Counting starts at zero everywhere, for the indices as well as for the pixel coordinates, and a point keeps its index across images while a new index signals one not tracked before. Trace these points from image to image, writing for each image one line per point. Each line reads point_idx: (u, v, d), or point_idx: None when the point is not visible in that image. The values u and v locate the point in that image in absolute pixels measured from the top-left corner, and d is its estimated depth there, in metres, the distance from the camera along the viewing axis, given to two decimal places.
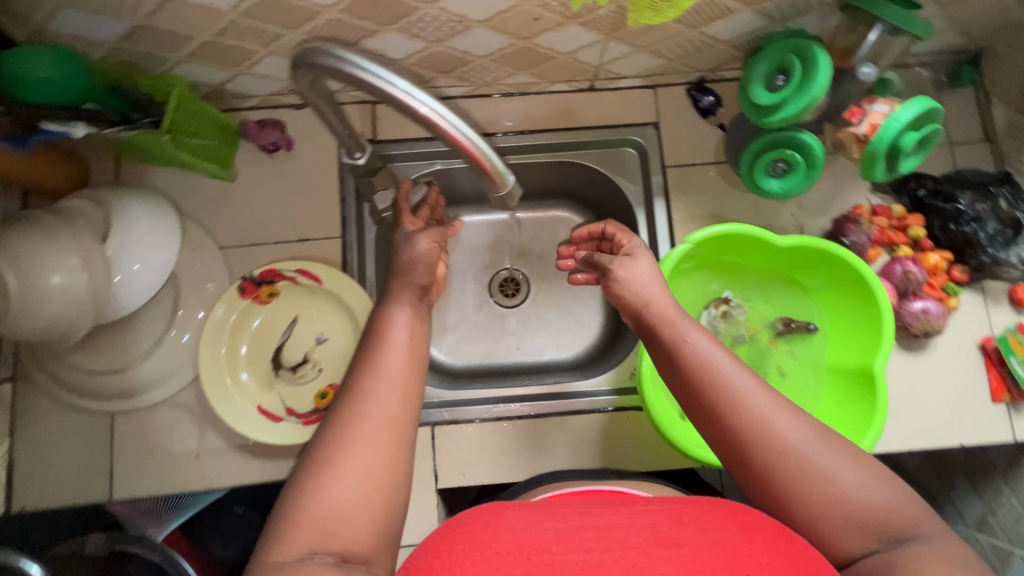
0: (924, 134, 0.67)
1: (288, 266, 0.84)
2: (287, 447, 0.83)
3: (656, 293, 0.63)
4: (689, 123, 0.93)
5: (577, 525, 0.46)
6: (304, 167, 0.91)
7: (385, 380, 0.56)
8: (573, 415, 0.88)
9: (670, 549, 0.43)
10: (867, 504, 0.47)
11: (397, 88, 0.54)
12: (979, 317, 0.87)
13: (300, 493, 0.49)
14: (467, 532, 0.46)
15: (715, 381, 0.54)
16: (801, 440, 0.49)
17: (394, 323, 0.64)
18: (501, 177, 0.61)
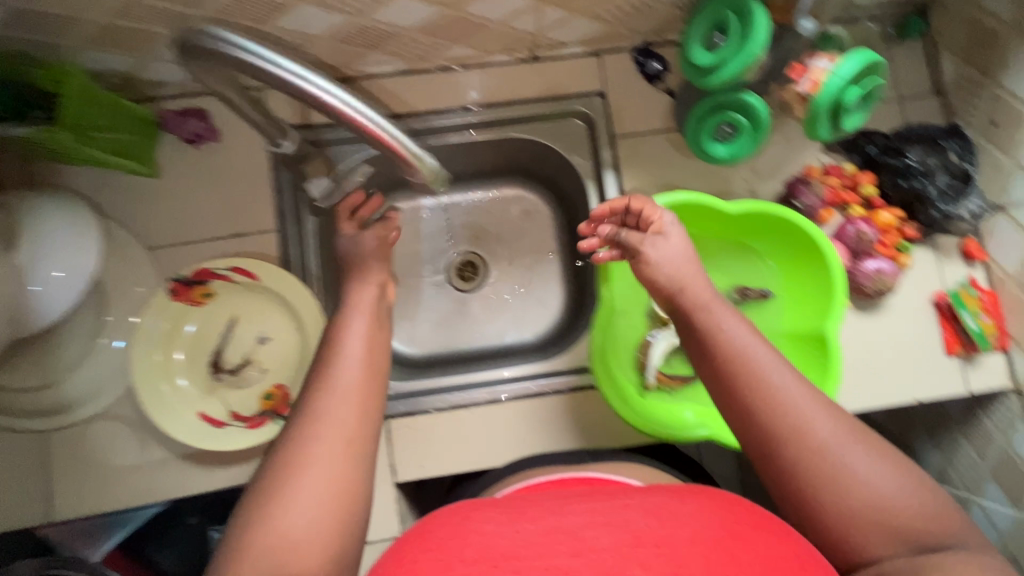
0: (865, 89, 0.64)
1: (220, 264, 0.79)
2: (234, 453, 0.80)
3: (690, 277, 0.64)
4: (636, 90, 0.89)
5: (549, 526, 0.45)
6: (233, 157, 0.86)
7: (333, 396, 0.54)
8: (532, 399, 0.85)
9: (646, 549, 0.42)
10: (902, 509, 0.48)
11: (284, 69, 0.51)
12: (932, 272, 0.87)
13: (248, 519, 0.46)
14: (433, 543, 0.44)
15: (746, 374, 0.54)
16: (838, 439, 0.50)
17: (345, 333, 0.62)
18: (418, 160, 0.56)
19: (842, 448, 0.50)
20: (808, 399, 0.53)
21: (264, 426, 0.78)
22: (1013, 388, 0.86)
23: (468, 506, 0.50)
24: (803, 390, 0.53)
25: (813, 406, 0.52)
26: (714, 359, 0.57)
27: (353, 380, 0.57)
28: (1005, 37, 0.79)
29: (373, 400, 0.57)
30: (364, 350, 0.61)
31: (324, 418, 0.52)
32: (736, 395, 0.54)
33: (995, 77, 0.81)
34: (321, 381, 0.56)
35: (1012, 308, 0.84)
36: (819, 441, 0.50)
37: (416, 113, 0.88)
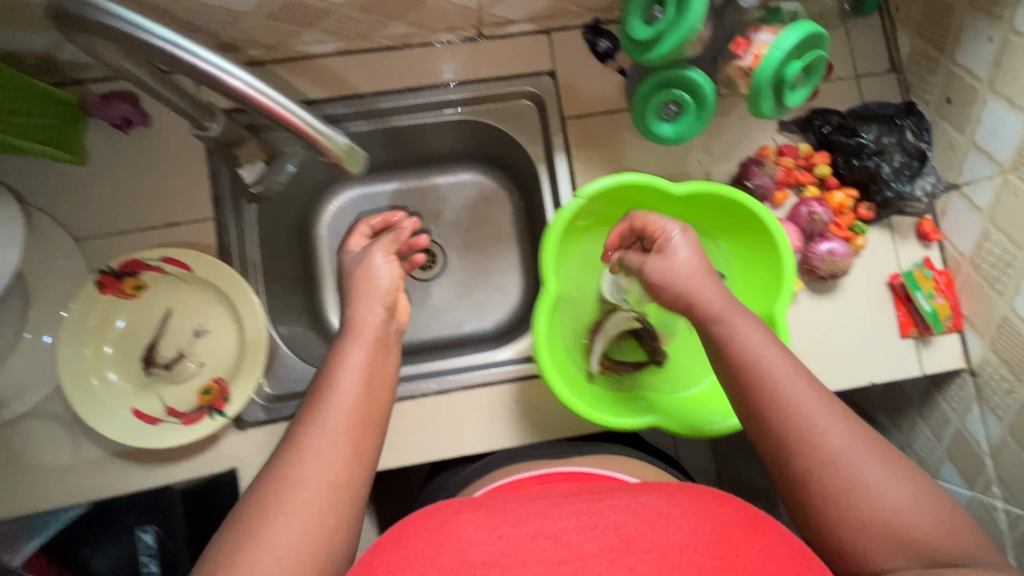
0: (808, 62, 0.61)
1: (151, 254, 0.76)
2: (173, 449, 0.77)
3: (701, 286, 0.62)
4: (587, 69, 0.86)
5: (534, 529, 0.46)
6: (164, 143, 0.82)
7: (334, 415, 0.55)
8: (481, 389, 0.82)
9: (635, 555, 0.43)
10: (914, 528, 0.48)
11: (174, 45, 0.47)
12: (888, 253, 0.86)
13: (243, 538, 0.46)
14: (411, 548, 0.46)
15: (763, 386, 0.55)
16: (849, 452, 0.51)
17: (351, 351, 0.62)
18: (329, 140, 0.54)
19: (854, 457, 0.51)
20: (824, 412, 0.53)
21: (201, 422, 0.75)
22: (966, 368, 0.85)
23: (452, 506, 0.52)
24: (819, 402, 0.54)
25: (827, 416, 0.53)
26: (733, 374, 0.57)
27: (352, 399, 0.57)
28: (959, 11, 0.76)
29: (373, 414, 0.57)
30: (369, 366, 0.61)
31: (319, 437, 0.53)
32: (756, 408, 0.55)
33: (950, 52, 0.79)
34: (321, 402, 0.56)
35: (966, 289, 0.83)
36: (832, 451, 0.51)
37: (359, 95, 0.84)
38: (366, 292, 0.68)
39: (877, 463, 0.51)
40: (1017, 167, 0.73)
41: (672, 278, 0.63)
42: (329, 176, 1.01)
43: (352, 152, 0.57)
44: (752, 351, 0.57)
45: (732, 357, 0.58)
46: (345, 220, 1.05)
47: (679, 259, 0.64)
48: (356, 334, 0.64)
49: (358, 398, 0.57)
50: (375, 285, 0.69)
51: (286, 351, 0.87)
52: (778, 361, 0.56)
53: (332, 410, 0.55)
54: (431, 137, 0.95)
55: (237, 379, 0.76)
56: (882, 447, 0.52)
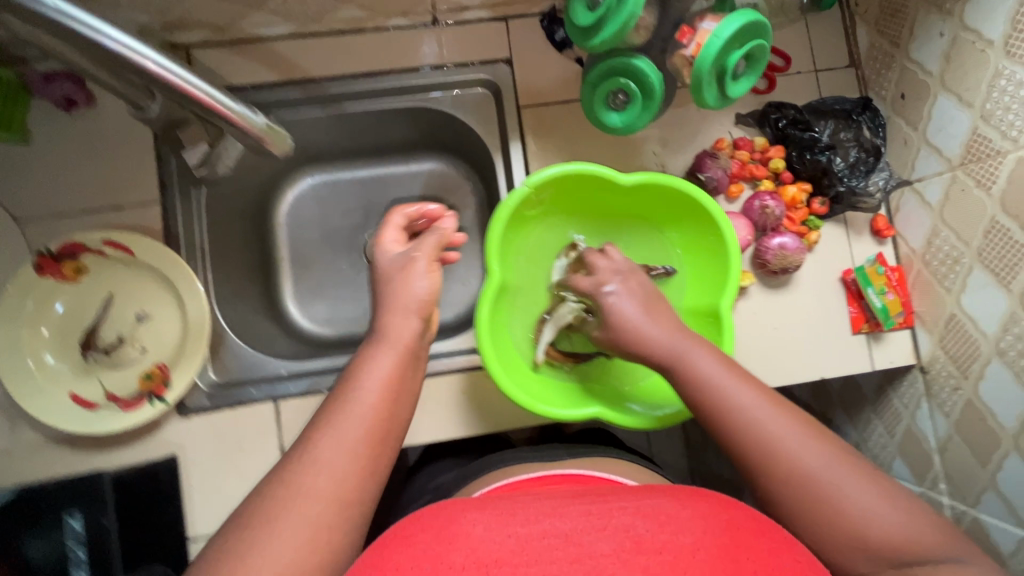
0: (748, 51, 0.61)
1: (91, 237, 0.74)
2: (114, 435, 0.76)
3: (644, 329, 0.63)
4: (544, 58, 0.85)
5: (543, 529, 0.45)
6: (111, 123, 0.80)
7: (351, 421, 0.53)
8: (429, 379, 0.81)
9: (648, 556, 0.42)
10: (890, 532, 0.49)
11: (76, 22, 0.49)
12: (841, 249, 0.86)
13: (242, 549, 0.45)
14: (415, 546, 0.44)
15: (724, 410, 0.56)
16: (810, 461, 0.52)
17: (375, 358, 0.59)
18: (244, 118, 0.58)
19: (824, 472, 0.51)
20: (790, 429, 0.54)
21: (140, 408, 0.74)
22: (916, 365, 0.86)
23: (456, 505, 0.50)
24: (785, 421, 0.54)
25: (794, 433, 0.54)
26: (695, 401, 0.59)
27: (369, 408, 0.55)
28: (913, 6, 0.76)
29: (390, 421, 0.56)
30: (394, 375, 0.58)
31: (330, 439, 0.52)
32: (721, 430, 0.56)
33: (905, 48, 0.79)
34: (341, 407, 0.55)
35: (917, 286, 0.83)
36: (800, 469, 0.52)
37: (312, 80, 0.84)
38: (403, 302, 0.64)
39: (851, 477, 0.51)
40: (965, 164, 0.73)
41: (617, 330, 0.65)
42: (286, 163, 0.98)
43: (272, 130, 0.61)
44: (711, 381, 0.58)
45: (688, 391, 0.59)
46: (303, 208, 1.03)
47: (620, 316, 0.65)
48: (386, 344, 0.61)
49: (379, 409, 0.55)
50: (411, 297, 0.64)
51: (232, 338, 0.85)
52: (738, 386, 0.57)
53: (348, 415, 0.54)
54: (389, 123, 0.94)
55: (180, 365, 0.75)
56: (851, 458, 0.53)
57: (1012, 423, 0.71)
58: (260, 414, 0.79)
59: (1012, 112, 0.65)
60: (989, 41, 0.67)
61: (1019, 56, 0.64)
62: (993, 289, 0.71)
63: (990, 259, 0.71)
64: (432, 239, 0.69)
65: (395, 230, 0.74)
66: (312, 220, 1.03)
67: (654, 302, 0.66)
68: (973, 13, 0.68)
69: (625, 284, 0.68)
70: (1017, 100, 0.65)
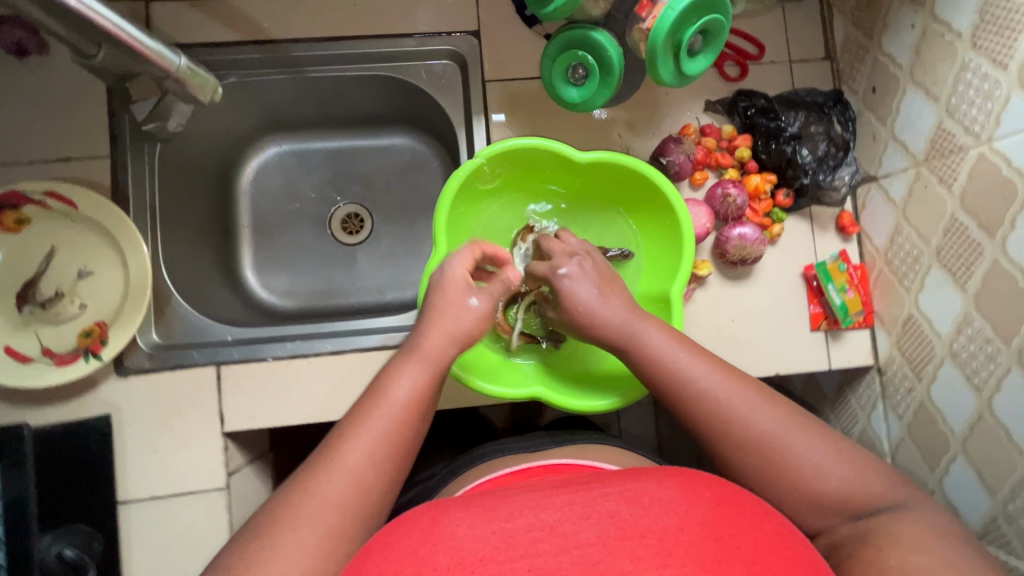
0: (703, 24, 0.60)
1: (32, 187, 0.73)
2: (51, 390, 0.75)
3: (597, 310, 0.62)
4: (512, 32, 0.84)
5: (528, 523, 0.41)
6: (64, 73, 0.78)
7: (377, 430, 0.53)
8: (376, 352, 0.80)
9: (633, 541, 0.38)
10: (847, 488, 0.50)
11: None
12: (805, 244, 0.84)
13: (252, 544, 0.45)
14: (396, 552, 0.40)
15: (674, 385, 0.56)
16: (769, 428, 0.52)
17: (402, 371, 0.57)
18: (165, 59, 0.62)
19: (776, 435, 0.52)
20: (740, 397, 0.54)
21: (76, 364, 0.73)
22: (874, 366, 0.84)
23: (438, 506, 0.46)
24: (736, 389, 0.54)
25: (743, 401, 0.54)
26: (647, 378, 0.59)
27: (393, 420, 0.54)
28: None
29: (412, 437, 0.55)
30: (423, 393, 0.57)
31: (355, 452, 0.51)
32: (675, 403, 0.56)
33: (877, 40, 0.77)
34: (367, 418, 0.53)
35: (879, 285, 0.82)
36: (752, 435, 0.52)
37: (273, 42, 0.84)
38: (449, 327, 0.60)
39: (802, 436, 0.52)
40: (928, 160, 0.71)
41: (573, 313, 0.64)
42: (251, 128, 0.96)
43: (194, 73, 0.66)
44: (662, 357, 0.58)
45: (642, 368, 0.59)
46: (268, 176, 1.00)
47: (573, 298, 0.64)
48: (419, 359, 0.58)
49: (405, 424, 0.54)
50: (458, 323, 0.61)
51: (178, 299, 0.83)
52: (688, 360, 0.57)
53: (374, 429, 0.53)
54: (356, 92, 0.92)
55: (118, 323, 0.74)
56: (800, 418, 0.53)
57: (961, 426, 0.69)
58: (200, 378, 0.77)
59: (976, 107, 0.64)
60: (958, 33, 0.65)
61: (984, 48, 0.62)
62: (949, 289, 0.70)
63: (948, 258, 0.70)
64: (500, 286, 0.65)
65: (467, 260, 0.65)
66: (275, 189, 1.01)
67: (610, 282, 0.65)
68: (944, 5, 0.67)
69: (576, 263, 0.66)
70: (981, 94, 0.63)
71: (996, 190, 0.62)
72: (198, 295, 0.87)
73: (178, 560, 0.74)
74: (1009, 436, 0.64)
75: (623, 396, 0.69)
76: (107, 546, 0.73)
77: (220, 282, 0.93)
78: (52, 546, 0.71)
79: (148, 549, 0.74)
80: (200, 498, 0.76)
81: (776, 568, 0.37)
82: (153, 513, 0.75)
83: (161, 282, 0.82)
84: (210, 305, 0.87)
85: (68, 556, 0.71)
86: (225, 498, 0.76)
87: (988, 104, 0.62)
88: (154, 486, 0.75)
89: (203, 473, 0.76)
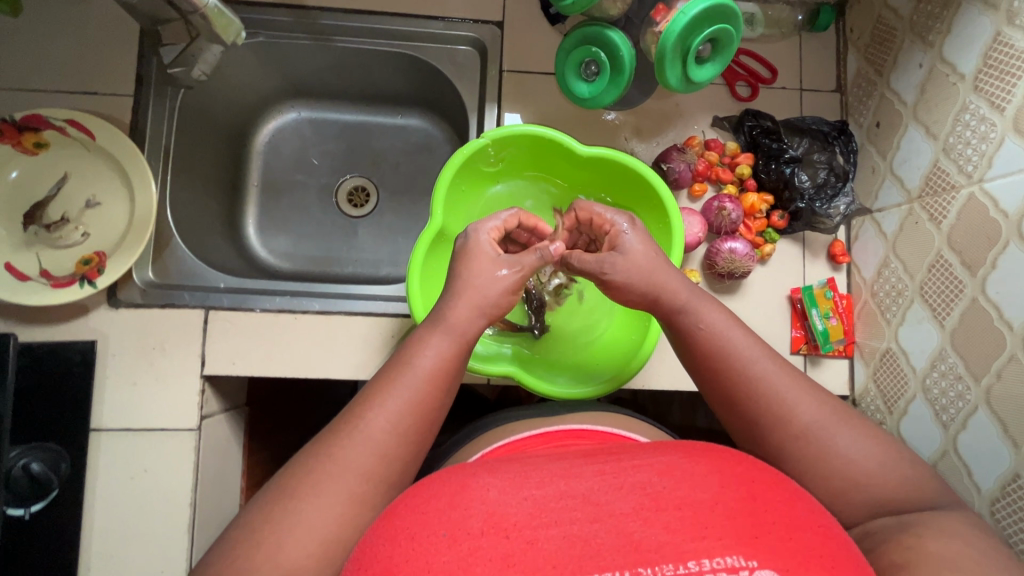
0: (709, 35, 0.63)
1: (55, 113, 0.75)
2: (43, 312, 0.77)
3: (665, 277, 0.59)
4: (535, 27, 0.87)
5: (559, 490, 0.41)
6: (101, 12, 0.81)
7: (403, 402, 0.51)
8: (363, 317, 0.82)
9: (667, 512, 0.38)
10: (888, 487, 0.48)
11: None
12: (795, 268, 0.85)
13: (268, 510, 0.45)
14: (427, 513, 0.39)
15: (727, 365, 0.54)
16: (819, 421, 0.50)
17: (427, 341, 0.55)
18: None
19: (824, 426, 0.50)
20: (792, 384, 0.53)
21: (71, 289, 0.74)
22: (849, 397, 0.84)
23: (466, 468, 0.45)
24: (788, 376, 0.53)
25: (796, 388, 0.52)
26: (699, 357, 0.56)
27: (423, 392, 0.53)
28: (901, 34, 0.76)
29: (436, 409, 0.54)
30: (448, 366, 0.55)
31: (379, 421, 0.50)
32: (725, 385, 0.54)
33: (887, 77, 0.79)
34: (391, 387, 0.52)
35: (862, 316, 0.82)
36: (803, 425, 0.50)
37: (304, 8, 0.87)
38: (474, 296, 0.57)
39: (847, 431, 0.50)
40: (922, 197, 0.72)
41: (638, 274, 0.59)
42: (272, 92, 0.99)
43: (221, 13, 0.70)
44: (720, 338, 0.55)
45: (697, 346, 0.56)
46: (284, 140, 1.03)
47: (639, 254, 0.60)
48: (444, 330, 0.56)
49: (429, 396, 0.53)
50: (484, 293, 0.58)
51: (178, 242, 0.85)
52: (748, 340, 0.55)
53: (397, 399, 0.51)
54: (379, 68, 0.95)
55: (117, 255, 0.75)
56: (848, 414, 0.52)
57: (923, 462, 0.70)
58: (187, 319, 0.79)
59: (971, 147, 0.65)
60: (962, 75, 0.67)
61: (985, 92, 0.64)
62: (927, 325, 0.71)
63: (930, 294, 0.71)
64: (534, 259, 0.61)
65: (495, 228, 0.63)
66: (287, 154, 1.03)
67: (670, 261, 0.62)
68: (950, 46, 0.68)
69: (639, 226, 0.63)
70: (977, 135, 0.65)
71: (980, 230, 0.63)
72: (198, 241, 0.89)
73: (140, 495, 0.76)
74: (969, 474, 0.64)
75: (628, 368, 0.72)
76: (74, 469, 0.74)
77: (222, 233, 0.95)
78: (20, 457, 0.72)
79: (112, 480, 0.75)
80: (170, 436, 0.77)
81: (810, 548, 0.37)
82: (121, 445, 0.76)
83: (164, 223, 0.84)
84: (209, 254, 0.89)
85: (35, 470, 0.72)
86: (194, 439, 0.78)
87: (982, 145, 0.64)
88: (126, 419, 0.76)
89: (177, 413, 0.77)
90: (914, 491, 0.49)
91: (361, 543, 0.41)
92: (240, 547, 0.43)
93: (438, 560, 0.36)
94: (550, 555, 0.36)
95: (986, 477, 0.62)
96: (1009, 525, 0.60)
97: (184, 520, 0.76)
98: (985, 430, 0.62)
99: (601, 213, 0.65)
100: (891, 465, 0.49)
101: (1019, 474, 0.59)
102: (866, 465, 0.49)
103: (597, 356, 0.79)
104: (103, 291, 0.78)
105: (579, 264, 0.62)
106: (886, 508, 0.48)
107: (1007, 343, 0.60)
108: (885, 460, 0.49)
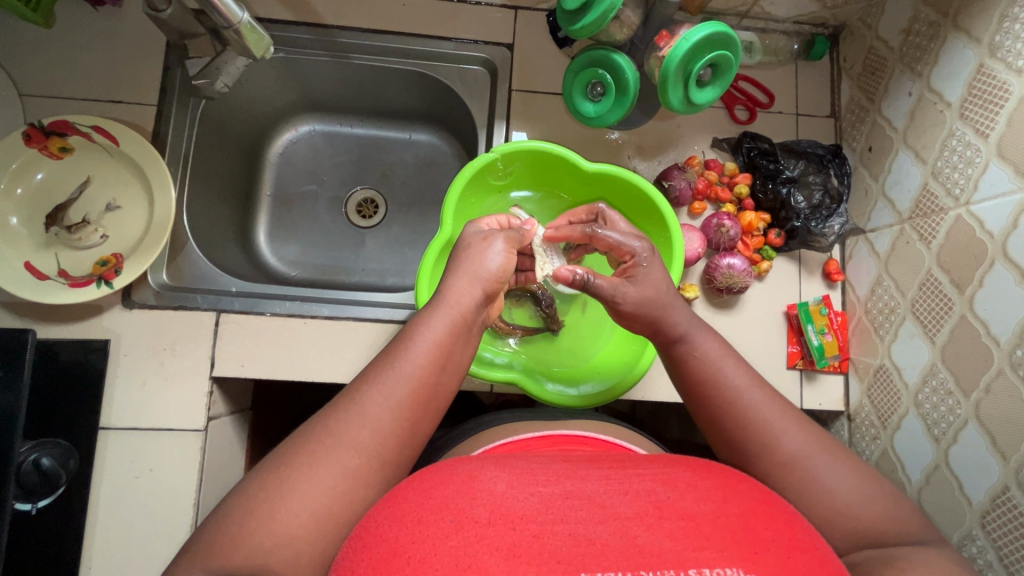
0: (710, 60, 0.67)
1: (82, 120, 0.78)
2: (59, 309, 0.79)
3: (666, 305, 0.62)
4: (543, 51, 0.91)
5: (566, 490, 0.42)
6: (135, 25, 0.85)
7: (399, 380, 0.53)
8: (371, 323, 0.84)
9: (668, 521, 0.39)
10: (877, 508, 0.50)
11: None
12: (791, 284, 0.88)
13: (277, 469, 0.48)
14: (434, 499, 0.41)
15: (718, 392, 0.57)
16: (801, 448, 0.52)
17: (427, 323, 0.57)
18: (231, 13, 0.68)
19: (808, 456, 0.52)
20: (779, 414, 0.55)
21: (87, 287, 0.76)
22: (845, 412, 0.86)
23: (472, 462, 0.47)
24: (776, 408, 0.55)
25: (782, 417, 0.55)
26: (692, 384, 0.59)
27: (411, 377, 0.54)
28: (891, 64, 0.80)
29: (433, 393, 0.55)
30: (446, 344, 0.57)
31: (376, 398, 0.52)
32: (716, 411, 0.57)
33: (878, 104, 0.83)
34: (389, 365, 0.54)
35: (857, 332, 0.85)
36: (787, 454, 0.52)
37: (323, 26, 0.91)
38: (472, 268, 0.61)
39: (828, 465, 0.52)
40: (912, 218, 0.75)
41: (648, 304, 0.62)
42: (288, 105, 1.03)
43: (253, 29, 0.72)
44: (712, 364, 0.59)
45: (690, 371, 0.60)
46: (298, 150, 1.07)
47: (649, 287, 0.63)
48: (442, 307, 0.59)
49: (427, 373, 0.55)
50: (484, 270, 0.62)
51: (193, 247, 0.87)
52: (739, 372, 0.58)
53: (392, 380, 0.53)
54: (393, 85, 0.99)
55: (137, 255, 0.77)
56: (833, 445, 0.54)
57: (920, 477, 0.71)
58: (199, 320, 0.81)
59: (958, 171, 0.68)
60: (949, 103, 0.71)
61: (971, 119, 0.67)
62: (919, 341, 0.73)
63: (921, 311, 0.73)
64: (512, 233, 0.67)
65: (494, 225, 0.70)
66: (300, 165, 1.07)
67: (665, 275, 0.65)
68: (938, 75, 0.72)
69: (658, 259, 0.65)
70: (963, 160, 0.68)
71: (968, 251, 0.66)
72: (212, 246, 0.91)
73: (145, 494, 0.77)
74: (960, 488, 0.66)
75: (626, 378, 0.74)
76: (82, 466, 0.75)
77: (234, 239, 0.97)
78: (30, 453, 0.72)
79: (119, 477, 0.76)
80: (176, 435, 0.78)
81: (806, 565, 0.37)
82: (129, 443, 0.77)
83: (181, 227, 0.87)
84: (221, 257, 0.92)
85: (46, 465, 0.72)
86: (200, 439, 0.79)
87: (969, 169, 0.67)
88: (135, 418, 0.78)
89: (185, 411, 0.79)
90: (898, 520, 0.50)
91: (367, 518, 0.42)
92: (257, 501, 0.46)
93: (444, 543, 0.37)
94: (555, 550, 0.37)
95: (977, 490, 0.64)
96: (1000, 538, 0.61)
97: (186, 519, 0.77)
98: (976, 445, 0.64)
99: (620, 243, 0.66)
100: (870, 493, 0.51)
101: (1008, 487, 0.60)
102: (844, 492, 0.50)
103: (598, 368, 0.81)
104: (119, 292, 0.80)
105: (595, 287, 0.63)
106: (880, 530, 0.49)
107: (995, 359, 0.62)
108: (862, 486, 0.51)
